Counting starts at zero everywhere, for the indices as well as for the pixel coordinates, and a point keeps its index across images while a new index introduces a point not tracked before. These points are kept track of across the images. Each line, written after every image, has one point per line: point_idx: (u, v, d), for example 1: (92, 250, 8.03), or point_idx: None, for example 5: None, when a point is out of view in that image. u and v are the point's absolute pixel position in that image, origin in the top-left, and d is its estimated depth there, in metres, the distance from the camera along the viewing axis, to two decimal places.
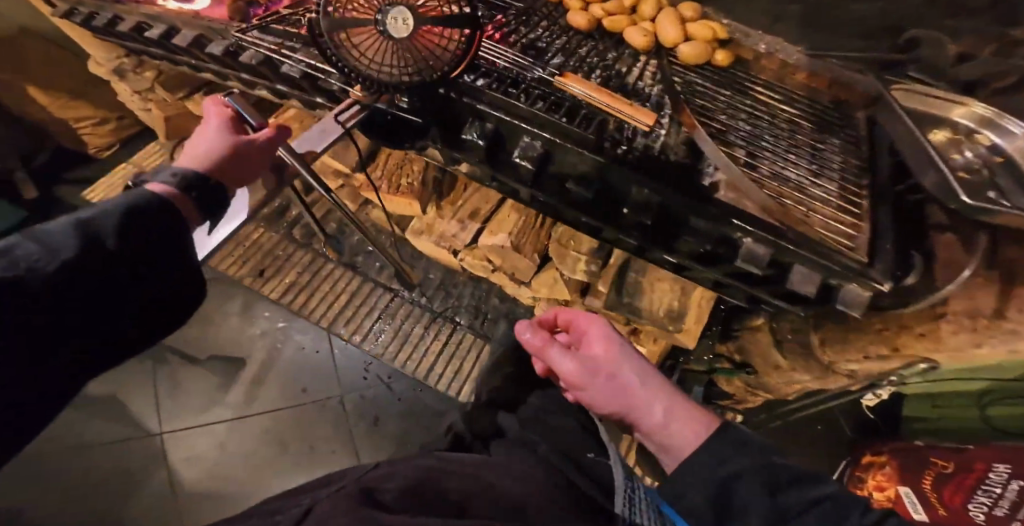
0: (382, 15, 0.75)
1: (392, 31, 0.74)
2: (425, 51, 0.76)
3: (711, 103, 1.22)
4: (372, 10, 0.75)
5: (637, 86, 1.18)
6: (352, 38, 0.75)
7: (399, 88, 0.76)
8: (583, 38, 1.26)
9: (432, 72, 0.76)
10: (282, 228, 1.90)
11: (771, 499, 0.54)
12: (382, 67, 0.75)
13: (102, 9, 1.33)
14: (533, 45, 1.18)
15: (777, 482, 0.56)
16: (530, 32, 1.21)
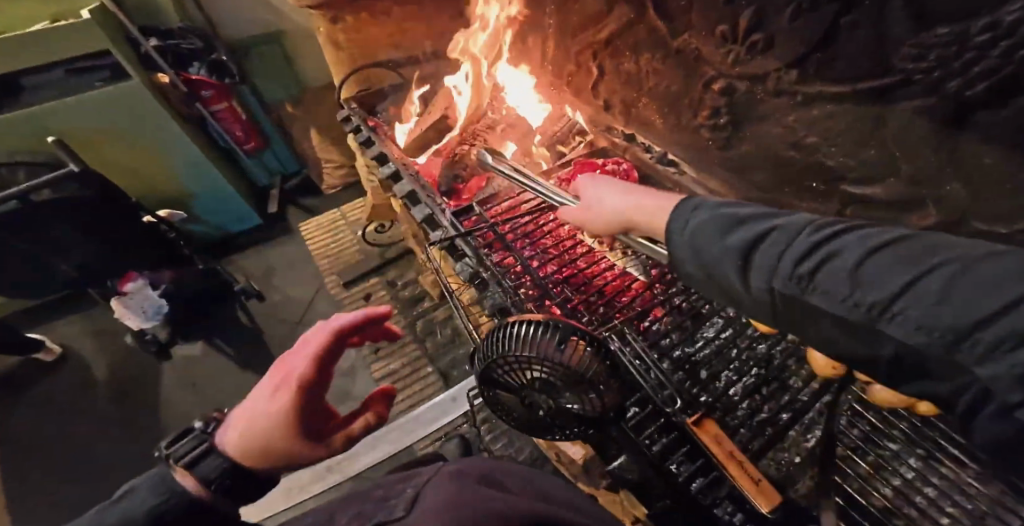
0: (528, 388, 0.65)
1: (539, 398, 0.65)
2: (564, 422, 0.68)
3: (877, 453, 0.89)
4: (529, 371, 0.63)
5: (784, 408, 0.94)
6: (494, 389, 0.69)
7: (539, 434, 0.72)
8: (756, 336, 1.02)
9: (558, 436, 0.70)
10: (410, 316, 1.96)
11: (720, 245, 0.50)
12: (516, 419, 0.72)
13: (361, 127, 1.48)
14: (693, 311, 1.04)
15: (752, 226, 0.49)
16: (694, 297, 1.05)
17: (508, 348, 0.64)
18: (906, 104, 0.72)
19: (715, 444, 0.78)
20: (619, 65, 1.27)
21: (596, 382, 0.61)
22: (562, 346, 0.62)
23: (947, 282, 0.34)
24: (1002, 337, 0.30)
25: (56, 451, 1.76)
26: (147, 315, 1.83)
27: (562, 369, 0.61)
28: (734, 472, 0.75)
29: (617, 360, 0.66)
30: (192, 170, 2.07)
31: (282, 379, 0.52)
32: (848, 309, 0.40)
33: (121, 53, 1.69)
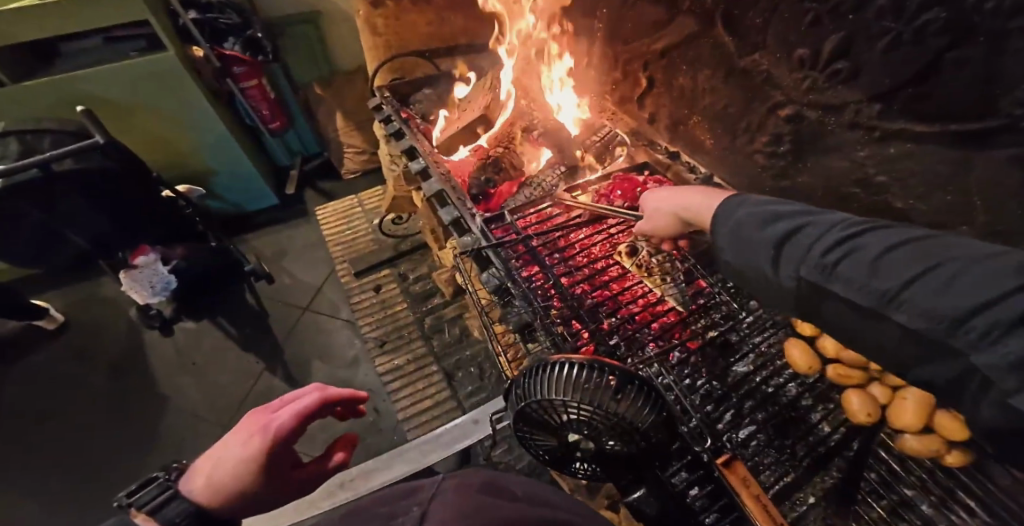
0: (564, 430, 0.60)
1: (570, 437, 0.60)
2: (596, 464, 0.63)
3: (895, 501, 0.83)
4: (566, 412, 0.58)
5: (818, 456, 0.87)
6: (529, 428, 0.63)
7: (567, 473, 0.68)
8: (794, 376, 0.94)
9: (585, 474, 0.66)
10: (420, 312, 1.91)
11: (761, 232, 0.58)
12: (546, 457, 0.66)
13: (395, 119, 1.43)
14: (725, 344, 0.97)
15: (790, 220, 0.56)
16: (727, 328, 0.98)
17: (546, 385, 0.60)
18: (1001, 152, 0.65)
19: (744, 487, 0.70)
20: (671, 79, 1.21)
21: (646, 432, 0.57)
22: (616, 396, 0.57)
23: (948, 277, 0.42)
24: (987, 324, 0.38)
25: (50, 420, 1.73)
26: (155, 290, 1.80)
27: (613, 418, 0.56)
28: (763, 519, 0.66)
29: (665, 406, 0.60)
30: (215, 146, 2.02)
31: (258, 427, 0.59)
32: (864, 293, 0.47)
33: (160, 24, 1.63)
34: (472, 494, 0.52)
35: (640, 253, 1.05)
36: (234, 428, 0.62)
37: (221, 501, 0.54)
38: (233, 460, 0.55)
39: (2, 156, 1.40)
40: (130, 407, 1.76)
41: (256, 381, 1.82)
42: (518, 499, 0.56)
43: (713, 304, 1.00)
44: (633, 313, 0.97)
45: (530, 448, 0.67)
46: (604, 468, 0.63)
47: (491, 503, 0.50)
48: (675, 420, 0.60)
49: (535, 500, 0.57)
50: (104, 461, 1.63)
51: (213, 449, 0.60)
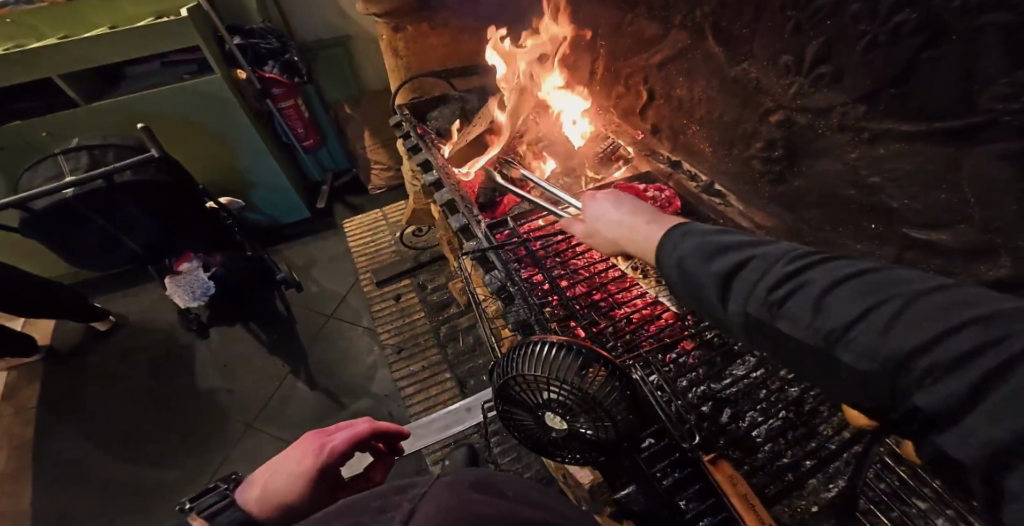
0: (541, 410, 0.63)
1: (550, 420, 0.64)
2: (575, 450, 0.66)
3: (905, 513, 0.81)
4: (540, 391, 0.62)
5: (816, 460, 0.87)
6: (511, 408, 0.67)
7: (550, 459, 0.70)
8: (795, 380, 0.93)
9: (566, 459, 0.68)
10: (435, 321, 1.97)
11: (706, 269, 0.50)
12: (529, 442, 0.69)
13: (413, 135, 1.53)
14: (723, 345, 0.97)
15: (731, 250, 0.50)
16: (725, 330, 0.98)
17: (523, 367, 0.63)
18: (991, 147, 0.65)
19: (730, 484, 0.68)
20: (671, 91, 1.25)
21: (611, 409, 0.59)
22: (583, 372, 0.60)
23: (888, 316, 0.37)
24: (927, 367, 0.34)
25: (98, 413, 1.87)
26: (194, 296, 1.95)
27: (581, 394, 0.59)
28: (746, 516, 0.65)
29: (639, 390, 0.62)
30: (253, 162, 2.19)
31: (313, 447, 0.71)
32: (809, 334, 0.41)
33: (209, 48, 1.82)
34: (462, 489, 0.44)
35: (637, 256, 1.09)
36: (285, 450, 0.73)
37: (271, 508, 0.63)
38: (289, 473, 0.67)
39: (75, 169, 1.58)
40: (165, 404, 1.88)
41: (281, 383, 1.91)
42: (507, 498, 0.48)
43: None
44: (629, 315, 0.99)
45: (515, 433, 0.70)
46: (586, 453, 0.65)
47: (476, 503, 0.42)
48: (644, 402, 0.63)
49: (514, 493, 0.49)
50: (142, 450, 1.75)
51: (266, 468, 0.70)
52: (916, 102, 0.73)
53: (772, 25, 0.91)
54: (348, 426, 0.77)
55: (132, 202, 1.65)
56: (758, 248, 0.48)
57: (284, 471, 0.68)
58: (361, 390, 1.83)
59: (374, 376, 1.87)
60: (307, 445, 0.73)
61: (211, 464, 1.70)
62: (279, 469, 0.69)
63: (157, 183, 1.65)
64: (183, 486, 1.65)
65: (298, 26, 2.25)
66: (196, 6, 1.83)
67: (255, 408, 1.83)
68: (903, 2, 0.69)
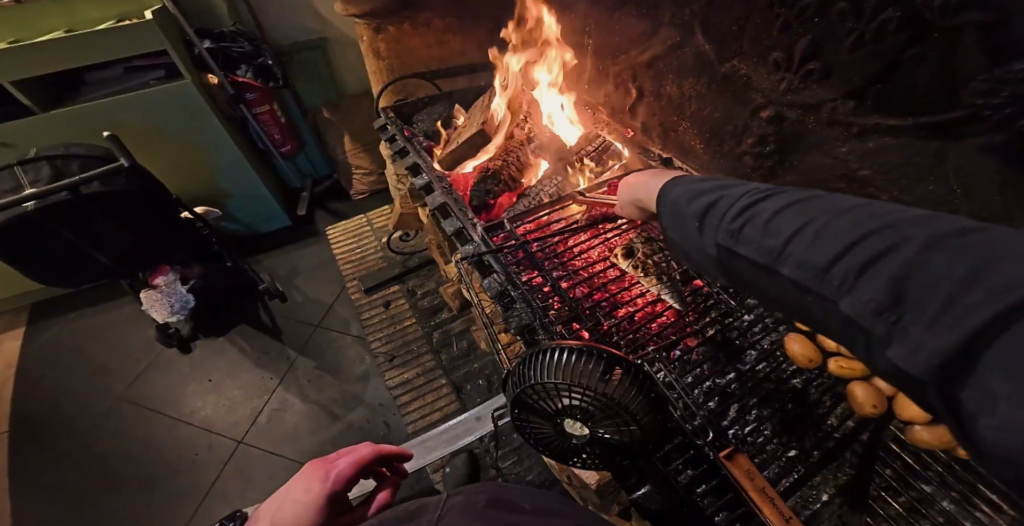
0: (561, 415, 0.63)
1: (570, 427, 0.64)
2: (593, 454, 0.65)
3: (914, 497, 0.85)
4: (561, 397, 0.61)
5: (821, 447, 0.89)
6: (529, 415, 0.66)
7: (568, 463, 0.69)
8: (796, 372, 0.95)
9: (584, 464, 0.68)
10: (428, 326, 1.94)
11: (686, 207, 0.55)
12: (545, 446, 0.69)
13: (398, 137, 1.49)
14: (726, 343, 0.98)
15: (707, 191, 0.54)
16: (726, 326, 0.99)
17: (543, 374, 0.62)
18: (973, 141, 0.69)
19: (749, 479, 0.69)
20: (661, 88, 1.26)
21: (635, 412, 0.59)
22: (605, 377, 0.60)
23: (820, 229, 0.42)
24: (843, 271, 0.39)
25: (73, 436, 1.77)
26: (173, 309, 1.86)
27: (603, 398, 0.59)
28: (767, 510, 0.66)
29: (658, 390, 0.63)
30: (229, 169, 2.12)
31: (319, 474, 0.69)
32: (759, 252, 0.46)
33: (178, 54, 1.76)
34: (480, 514, 0.46)
35: (636, 254, 1.10)
36: (289, 483, 0.70)
37: None
38: (298, 504, 0.65)
39: (35, 181, 1.49)
40: (146, 424, 1.80)
41: (270, 397, 1.85)
42: (525, 512, 0.49)
43: (711, 302, 1.02)
44: (631, 314, 0.99)
45: (527, 438, 0.70)
46: (607, 457, 0.65)
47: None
48: (664, 403, 0.63)
49: (543, 509, 0.50)
50: (123, 473, 1.67)
51: (272, 502, 0.69)
52: (899, 98, 0.76)
53: (761, 22, 0.93)
54: (353, 454, 0.74)
55: (101, 215, 1.57)
56: (733, 185, 0.53)
57: (289, 506, 0.66)
58: (355, 402, 1.79)
59: (368, 385, 1.84)
60: (309, 472, 0.70)
61: (201, 481, 1.64)
62: (282, 506, 0.67)
63: (130, 194, 1.58)
64: (170, 510, 1.58)
65: (273, 28, 2.19)
66: (161, 8, 1.75)
67: (245, 423, 1.77)
68: (887, 1, 0.71)
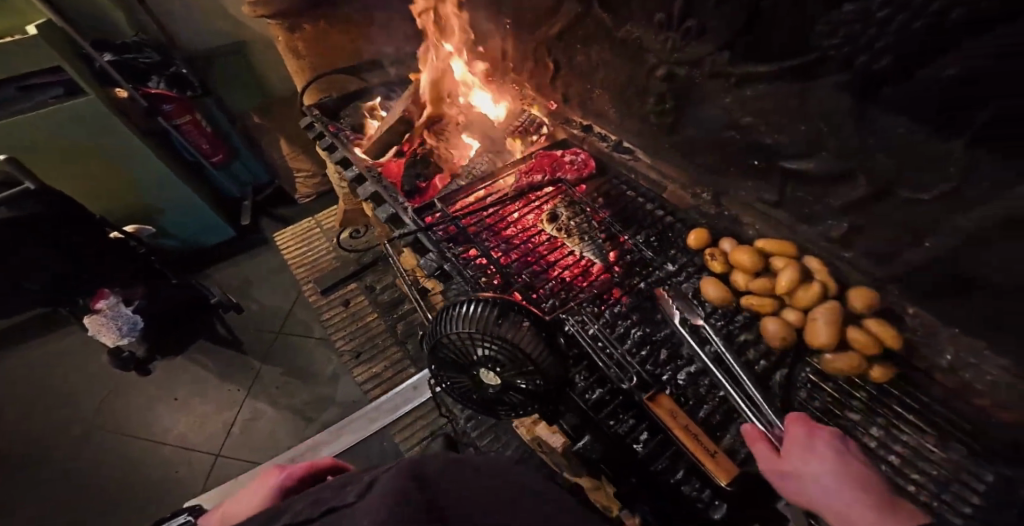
0: (473, 366, 0.69)
1: (486, 377, 0.70)
2: (510, 401, 0.71)
3: (841, 425, 0.90)
4: (468, 350, 0.68)
5: (749, 380, 0.97)
6: (447, 370, 0.73)
7: (495, 414, 0.76)
8: (718, 313, 1.05)
9: (507, 412, 0.74)
10: (391, 319, 1.91)
11: None
12: (471, 400, 0.76)
13: (325, 132, 1.49)
14: (652, 294, 1.07)
15: None
16: (652, 279, 1.08)
17: (451, 330, 0.69)
18: (827, 81, 0.78)
19: (671, 418, 0.80)
20: (572, 59, 1.32)
21: (531, 353, 0.65)
22: (500, 321, 0.66)
23: None
24: None
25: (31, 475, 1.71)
26: (122, 332, 1.83)
27: (501, 343, 0.65)
28: (692, 447, 0.77)
29: (555, 332, 0.68)
30: (156, 185, 2.04)
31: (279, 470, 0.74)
32: None
33: (74, 68, 1.68)
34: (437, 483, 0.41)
35: (560, 218, 1.17)
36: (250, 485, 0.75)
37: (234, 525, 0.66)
38: (260, 492, 0.70)
39: None
40: (109, 453, 1.75)
41: (240, 409, 1.84)
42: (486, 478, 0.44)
43: (635, 256, 1.11)
44: (562, 275, 1.06)
45: (455, 393, 0.78)
46: (523, 403, 0.71)
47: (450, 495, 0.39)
48: (563, 344, 0.68)
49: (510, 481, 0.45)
50: (90, 504, 1.63)
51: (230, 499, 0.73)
52: (763, 47, 0.84)
53: None
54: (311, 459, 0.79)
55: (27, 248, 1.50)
56: None
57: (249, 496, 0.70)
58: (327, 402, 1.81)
59: (339, 385, 1.86)
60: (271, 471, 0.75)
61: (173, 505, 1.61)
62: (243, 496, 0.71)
63: (41, 216, 1.48)
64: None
65: (182, 37, 2.10)
66: (48, 23, 1.68)
67: (217, 439, 1.76)
68: None
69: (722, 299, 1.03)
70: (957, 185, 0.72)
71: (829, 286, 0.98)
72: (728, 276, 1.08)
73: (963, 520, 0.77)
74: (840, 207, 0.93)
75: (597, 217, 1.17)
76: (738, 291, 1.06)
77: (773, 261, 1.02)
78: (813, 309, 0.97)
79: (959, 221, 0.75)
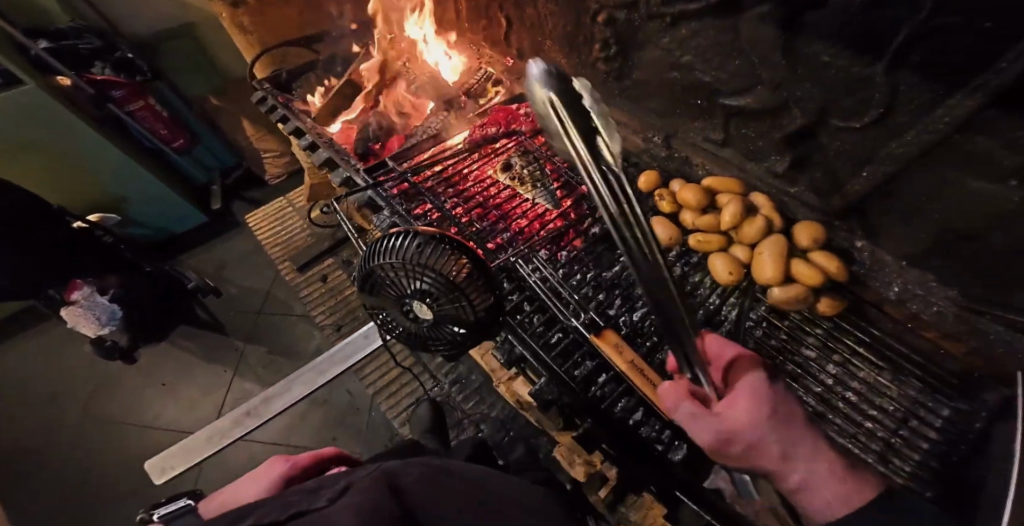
0: (405, 298, 0.74)
1: (420, 311, 0.74)
2: (443, 334, 0.76)
3: (797, 363, 0.97)
4: (400, 283, 0.73)
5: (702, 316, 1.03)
6: (383, 304, 0.78)
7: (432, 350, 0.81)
8: (669, 254, 1.11)
9: (443, 347, 0.78)
10: None
11: None
12: (410, 336, 0.81)
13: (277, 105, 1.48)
14: (606, 241, 1.10)
15: None
16: (606, 224, 1.12)
17: (383, 264, 0.74)
18: (754, 13, 0.81)
19: (618, 354, 0.84)
20: (522, 12, 1.31)
21: (458, 281, 0.70)
22: (428, 252, 0.71)
23: None
24: None
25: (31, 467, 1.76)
26: (102, 322, 1.80)
27: (433, 273, 0.70)
28: (641, 383, 0.81)
29: (481, 262, 0.73)
30: (115, 174, 2.00)
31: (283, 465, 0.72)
32: None
33: (8, 57, 1.61)
34: None
35: (514, 167, 1.22)
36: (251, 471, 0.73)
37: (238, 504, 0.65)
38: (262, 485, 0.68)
39: None
40: (104, 441, 1.79)
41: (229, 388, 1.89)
42: None
43: (590, 200, 1.16)
44: (518, 225, 1.10)
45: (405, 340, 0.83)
46: (455, 336, 0.76)
47: None
48: (491, 275, 0.74)
49: None
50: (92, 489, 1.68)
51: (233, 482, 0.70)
52: None
53: None
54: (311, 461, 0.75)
55: None
56: None
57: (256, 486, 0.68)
58: None
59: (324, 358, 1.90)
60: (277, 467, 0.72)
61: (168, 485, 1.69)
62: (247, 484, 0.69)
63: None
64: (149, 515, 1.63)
65: (123, 17, 2.02)
66: None
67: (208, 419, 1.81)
68: None
69: (671, 237, 1.09)
70: (883, 110, 0.76)
71: (773, 220, 1.03)
72: (677, 216, 1.15)
73: (919, 455, 0.84)
74: (782, 139, 0.96)
75: (551, 166, 1.21)
76: (686, 229, 1.13)
77: (718, 199, 1.08)
78: (758, 243, 1.02)
79: (893, 148, 0.79)
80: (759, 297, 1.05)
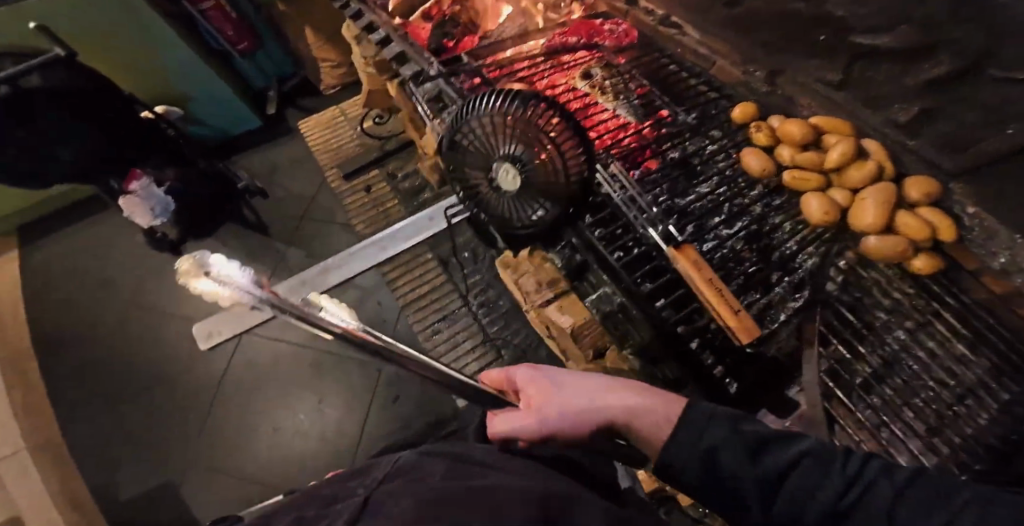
0: (495, 159, 0.86)
1: (503, 175, 0.87)
2: (525, 200, 0.88)
3: (870, 321, 0.95)
4: (499, 142, 0.85)
5: (774, 255, 1.03)
6: (469, 164, 0.90)
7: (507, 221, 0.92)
8: (748, 186, 1.12)
9: (521, 217, 0.89)
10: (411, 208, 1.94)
11: None
12: (484, 202, 0.93)
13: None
14: (685, 165, 1.15)
15: None
16: (687, 152, 1.16)
17: (481, 123, 0.86)
18: None
19: (693, 270, 0.88)
20: None
21: (553, 142, 0.81)
22: (524, 108, 0.83)
23: None
24: None
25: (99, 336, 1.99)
26: (155, 213, 1.93)
27: (521, 127, 0.82)
28: (710, 298, 0.85)
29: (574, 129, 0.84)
30: (180, 66, 2.01)
31: None
32: None
33: None
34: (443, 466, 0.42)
35: (594, 76, 1.32)
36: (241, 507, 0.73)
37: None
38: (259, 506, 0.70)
39: None
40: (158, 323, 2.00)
41: None
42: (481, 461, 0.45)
43: (667, 120, 1.22)
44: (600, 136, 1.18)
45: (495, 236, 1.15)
46: (534, 202, 0.87)
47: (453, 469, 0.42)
48: (586, 146, 0.84)
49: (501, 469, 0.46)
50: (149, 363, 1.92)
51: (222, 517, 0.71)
52: None
53: None
54: None
55: (52, 112, 1.45)
56: None
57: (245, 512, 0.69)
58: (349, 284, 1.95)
59: None
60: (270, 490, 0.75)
61: (211, 371, 1.91)
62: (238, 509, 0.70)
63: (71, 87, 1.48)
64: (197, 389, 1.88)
65: None
66: None
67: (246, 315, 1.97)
68: None
69: (763, 169, 1.08)
70: None
71: (885, 166, 0.97)
72: (774, 150, 1.13)
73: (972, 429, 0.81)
74: (919, 84, 0.94)
75: (632, 80, 1.31)
76: (783, 165, 1.11)
77: (825, 137, 1.05)
78: (860, 187, 0.99)
79: None
80: (847, 245, 1.03)
